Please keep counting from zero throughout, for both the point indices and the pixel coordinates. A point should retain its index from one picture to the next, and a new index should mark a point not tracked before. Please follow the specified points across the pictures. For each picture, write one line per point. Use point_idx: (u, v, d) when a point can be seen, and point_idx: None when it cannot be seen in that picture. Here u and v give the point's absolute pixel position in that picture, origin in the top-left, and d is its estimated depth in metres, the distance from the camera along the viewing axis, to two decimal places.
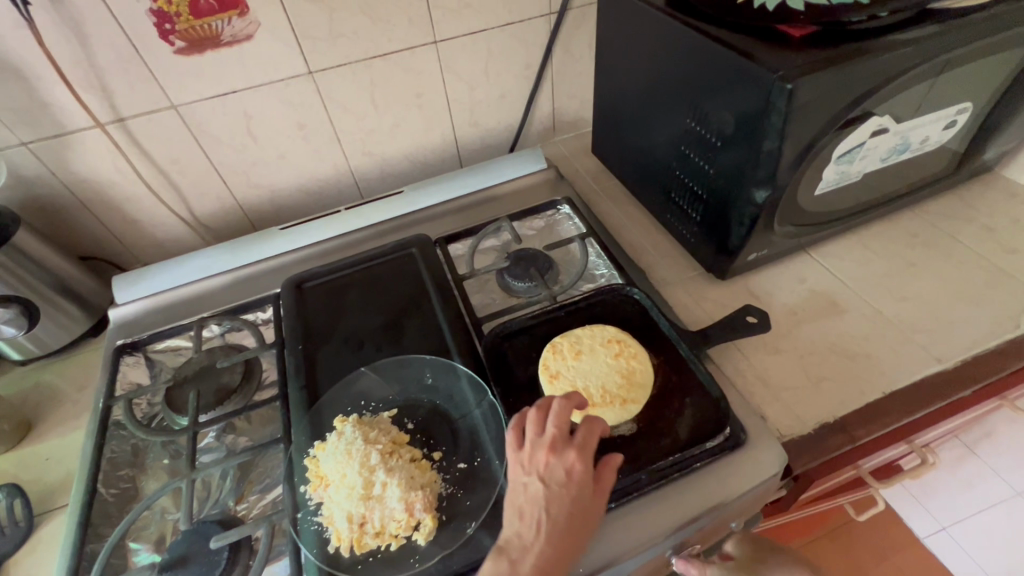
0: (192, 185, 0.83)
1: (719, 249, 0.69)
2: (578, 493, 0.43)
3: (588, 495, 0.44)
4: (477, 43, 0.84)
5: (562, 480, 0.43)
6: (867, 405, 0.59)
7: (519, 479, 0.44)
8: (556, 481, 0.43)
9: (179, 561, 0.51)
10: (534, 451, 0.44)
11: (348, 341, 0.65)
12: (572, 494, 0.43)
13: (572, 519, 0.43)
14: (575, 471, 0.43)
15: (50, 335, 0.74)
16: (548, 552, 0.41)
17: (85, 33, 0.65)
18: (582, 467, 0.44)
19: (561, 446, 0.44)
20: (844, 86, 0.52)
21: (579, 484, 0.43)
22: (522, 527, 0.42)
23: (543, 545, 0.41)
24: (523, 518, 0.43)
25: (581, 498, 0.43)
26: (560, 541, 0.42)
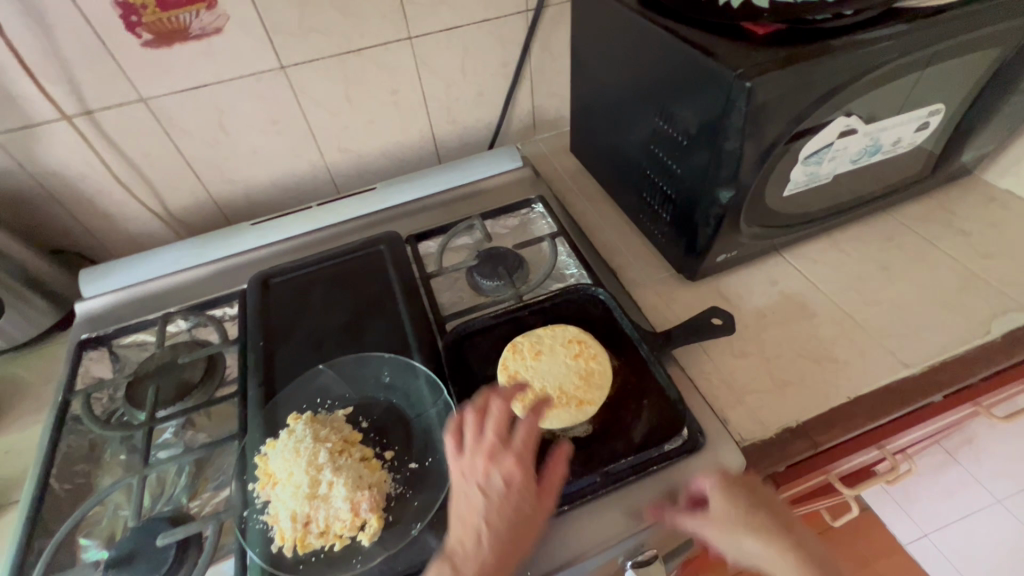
0: (163, 178, 0.82)
1: (688, 251, 0.68)
2: (518, 498, 0.44)
3: (529, 500, 0.44)
4: (453, 39, 0.84)
5: (502, 489, 0.43)
6: (831, 410, 0.58)
7: (458, 487, 0.45)
8: (495, 491, 0.43)
9: (126, 559, 0.50)
10: (474, 458, 0.45)
11: (310, 339, 0.64)
12: (513, 502, 0.43)
13: (513, 527, 0.43)
14: (515, 478, 0.44)
15: (16, 328, 0.74)
16: (490, 558, 0.42)
17: (50, 25, 0.65)
18: (523, 471, 0.44)
19: (500, 452, 0.45)
20: (805, 85, 0.51)
21: (521, 489, 0.44)
22: (465, 533, 0.43)
23: (486, 553, 0.42)
24: (467, 526, 0.43)
25: (522, 504, 0.44)
26: (504, 547, 0.42)
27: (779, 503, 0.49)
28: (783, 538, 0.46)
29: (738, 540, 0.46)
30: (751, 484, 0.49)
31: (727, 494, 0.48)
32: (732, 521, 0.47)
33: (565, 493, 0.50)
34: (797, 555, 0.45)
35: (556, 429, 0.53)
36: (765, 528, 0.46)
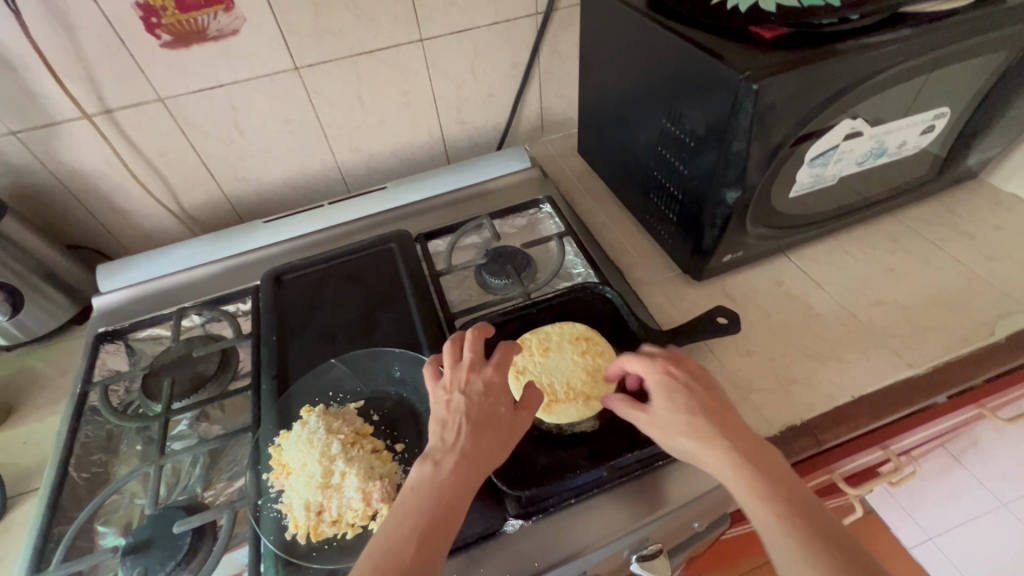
0: (179, 176, 0.84)
1: (694, 251, 0.69)
2: (495, 401, 0.46)
3: (506, 405, 0.46)
4: (464, 42, 0.85)
5: (481, 391, 0.46)
6: (835, 409, 0.59)
7: (436, 399, 0.47)
8: (474, 393, 0.46)
9: (142, 546, 0.52)
10: (454, 372, 0.48)
11: (322, 334, 0.65)
12: (492, 402, 0.46)
13: (490, 427, 0.45)
14: (493, 382, 0.47)
15: (35, 322, 0.75)
16: (471, 449, 0.43)
17: (72, 25, 0.67)
18: (500, 381, 0.47)
19: (478, 365, 0.48)
20: (810, 88, 0.51)
21: (498, 393, 0.47)
22: (444, 431, 0.44)
23: (466, 444, 0.43)
24: (446, 426, 0.44)
25: (500, 406, 0.46)
26: (482, 443, 0.44)
27: (728, 405, 0.48)
28: (717, 433, 0.45)
29: (673, 436, 0.46)
30: (702, 383, 0.49)
31: (668, 389, 0.48)
32: (671, 414, 0.47)
33: (573, 487, 0.51)
34: (732, 453, 0.43)
35: (563, 424, 0.54)
36: (703, 430, 0.45)
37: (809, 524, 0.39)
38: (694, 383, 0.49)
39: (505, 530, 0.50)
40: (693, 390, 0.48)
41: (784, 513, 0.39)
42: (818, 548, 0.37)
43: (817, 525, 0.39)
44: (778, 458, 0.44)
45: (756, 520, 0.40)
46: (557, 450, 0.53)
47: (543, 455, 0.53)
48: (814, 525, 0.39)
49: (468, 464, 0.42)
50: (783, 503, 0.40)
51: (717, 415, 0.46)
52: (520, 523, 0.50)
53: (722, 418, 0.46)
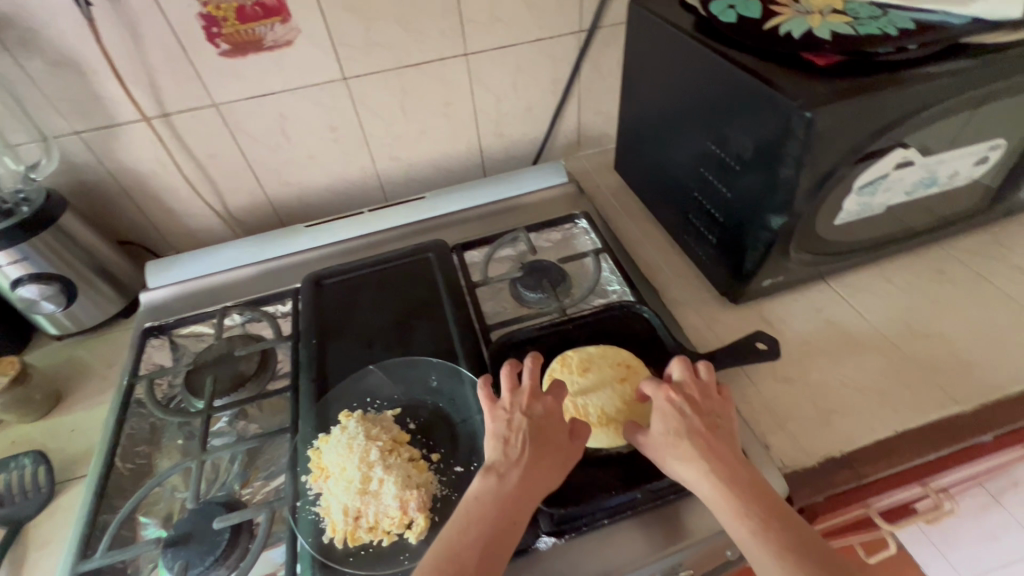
0: (226, 179, 0.86)
1: (733, 274, 0.68)
2: (556, 425, 0.48)
3: (566, 428, 0.48)
4: (507, 57, 0.86)
5: (543, 414, 0.48)
6: (876, 443, 0.57)
7: (498, 417, 0.49)
8: (536, 416, 0.48)
9: (183, 539, 0.53)
10: (516, 393, 0.49)
11: (360, 339, 0.67)
12: (553, 425, 0.48)
13: (551, 450, 0.47)
14: (554, 406, 0.49)
15: (85, 313, 0.78)
16: (533, 468, 0.46)
17: (139, 34, 0.70)
18: (558, 407, 0.49)
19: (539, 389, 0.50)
20: (863, 118, 0.51)
21: (559, 416, 0.49)
22: (507, 448, 0.46)
23: (528, 464, 0.45)
24: (509, 443, 0.47)
25: (561, 428, 0.48)
26: (543, 464, 0.46)
27: (720, 425, 0.49)
28: (700, 454, 0.47)
29: (664, 458, 0.48)
30: (699, 406, 0.50)
31: (660, 413, 0.50)
32: (663, 436, 0.49)
33: (607, 507, 0.51)
34: (711, 474, 0.46)
35: (592, 447, 0.54)
36: (688, 451, 0.47)
37: (793, 544, 0.41)
38: (692, 407, 0.50)
39: (538, 547, 0.50)
40: (687, 414, 0.49)
41: (761, 530, 0.42)
42: (795, 565, 0.40)
43: (803, 544, 0.42)
44: (758, 476, 0.46)
45: (737, 536, 0.43)
46: (591, 469, 0.53)
47: (578, 473, 0.53)
48: (796, 541, 0.42)
49: (529, 484, 0.45)
50: (759, 521, 0.43)
51: (707, 440, 0.47)
52: (553, 541, 0.50)
53: (712, 440, 0.48)
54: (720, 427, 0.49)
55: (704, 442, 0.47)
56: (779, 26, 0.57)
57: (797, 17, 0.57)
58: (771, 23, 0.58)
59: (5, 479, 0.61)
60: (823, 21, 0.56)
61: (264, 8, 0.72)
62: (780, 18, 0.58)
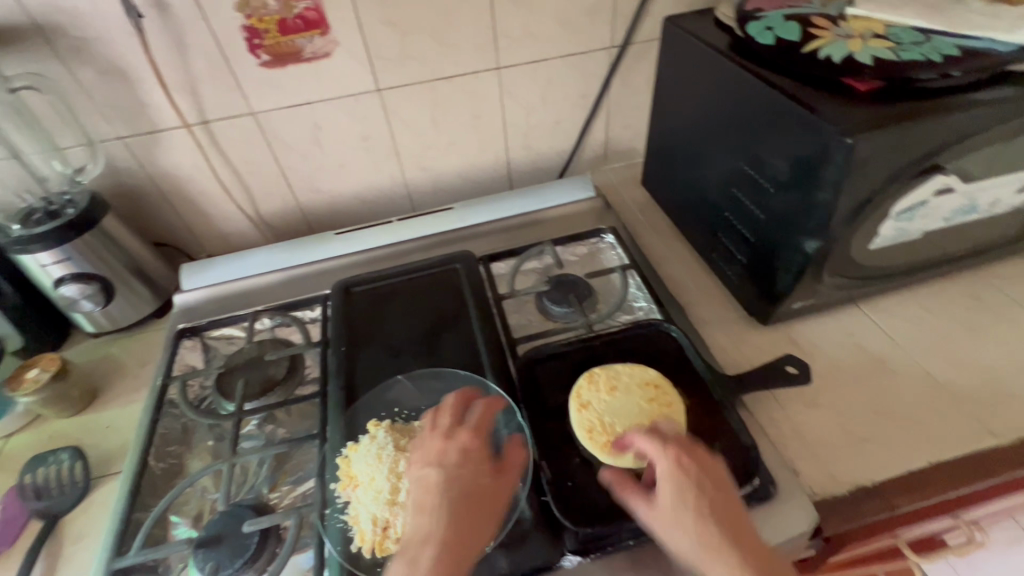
0: (260, 185, 0.88)
1: (764, 295, 0.68)
2: (472, 469, 0.47)
3: (483, 475, 0.47)
4: (539, 71, 0.87)
5: (457, 462, 0.47)
6: (909, 473, 0.56)
7: (416, 475, 0.47)
8: (449, 466, 0.47)
9: (213, 541, 0.54)
10: (432, 443, 0.49)
11: (388, 349, 0.67)
12: (468, 472, 0.47)
13: (472, 497, 0.45)
14: (469, 452, 0.48)
15: (121, 312, 0.81)
16: (448, 529, 0.43)
17: (185, 44, 0.72)
18: (473, 451, 0.48)
19: (453, 436, 0.50)
20: (904, 145, 0.51)
21: (475, 462, 0.48)
22: (421, 509, 0.44)
23: (441, 527, 0.43)
24: (422, 505, 0.44)
25: (478, 475, 0.47)
26: (465, 513, 0.44)
27: (735, 503, 0.44)
28: (721, 540, 0.41)
29: (680, 540, 0.42)
30: (711, 477, 0.45)
31: (668, 481, 0.45)
32: (674, 512, 0.43)
33: (634, 528, 0.50)
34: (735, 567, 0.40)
35: (621, 466, 0.53)
36: (708, 536, 0.41)
37: None
38: (702, 477, 0.45)
39: (563, 564, 0.50)
40: (700, 487, 0.44)
41: None
42: None
43: None
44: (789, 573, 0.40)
45: None
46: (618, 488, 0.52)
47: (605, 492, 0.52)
48: None
49: (447, 549, 0.42)
50: None
51: (725, 521, 0.42)
52: (578, 559, 0.50)
53: (732, 522, 0.42)
54: (735, 505, 0.44)
55: (723, 524, 0.42)
56: (818, 50, 0.57)
57: (837, 40, 0.57)
58: (810, 46, 0.58)
59: (45, 473, 0.63)
60: (864, 45, 0.56)
61: (305, 21, 0.73)
62: (819, 42, 0.58)
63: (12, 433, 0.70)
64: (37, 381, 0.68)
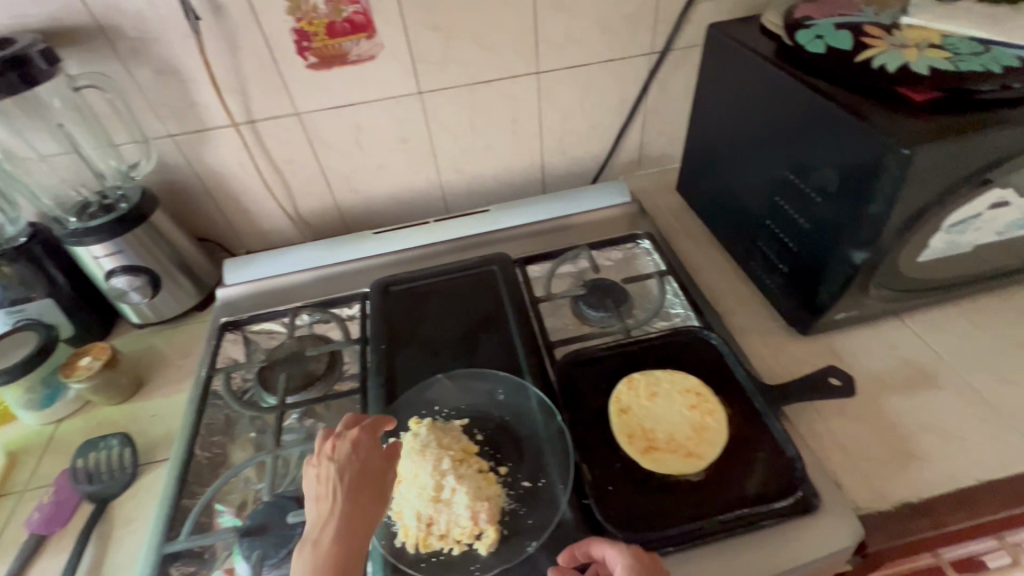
0: (300, 184, 0.90)
1: (805, 305, 0.67)
2: (364, 456, 0.47)
3: (375, 459, 0.47)
4: (577, 76, 0.88)
5: (348, 452, 0.47)
6: (957, 491, 0.55)
7: (311, 474, 0.46)
8: (342, 459, 0.46)
9: (259, 530, 0.55)
10: (324, 442, 0.48)
11: (427, 348, 0.68)
12: (362, 459, 0.47)
13: (367, 481, 0.46)
14: (360, 442, 0.48)
15: (165, 305, 0.83)
16: (347, 514, 0.44)
17: (237, 46, 0.74)
18: (367, 441, 0.48)
19: (342, 432, 0.49)
20: (961, 158, 0.50)
21: (368, 448, 0.48)
22: (320, 502, 0.44)
23: (341, 514, 0.43)
24: (321, 497, 0.45)
25: (372, 461, 0.47)
26: (360, 497, 0.45)
27: None
28: None
29: None
30: None
31: None
32: None
33: (674, 534, 0.50)
34: None
35: (663, 473, 0.53)
36: None
37: None
38: None
39: None
40: None
41: None
42: None
43: None
44: None
45: None
46: (658, 495, 0.52)
47: (646, 497, 0.52)
48: None
49: (349, 531, 0.43)
50: None
51: None
52: None
53: None
54: None
55: None
56: (872, 59, 0.56)
57: (892, 50, 0.57)
58: (863, 56, 0.57)
59: (96, 457, 0.65)
60: (920, 55, 0.55)
61: (353, 24, 0.75)
62: (873, 51, 0.57)
63: (63, 418, 0.73)
64: (91, 368, 0.71)
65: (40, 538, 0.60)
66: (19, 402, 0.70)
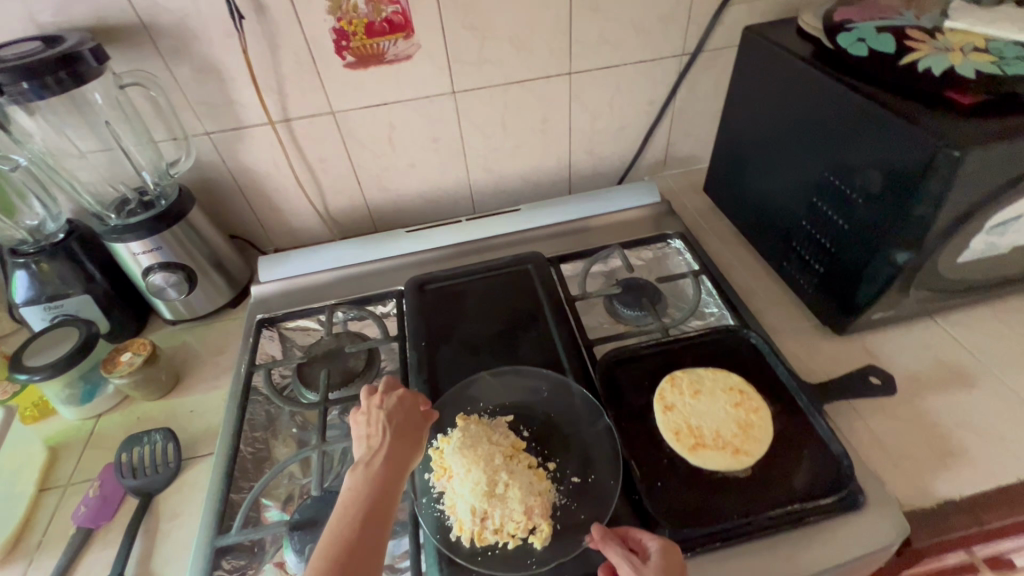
0: (331, 183, 0.91)
1: (841, 305, 0.68)
2: (410, 407, 0.50)
3: (417, 412, 0.50)
4: (608, 77, 0.88)
5: (394, 402, 0.50)
6: (997, 488, 0.56)
7: (358, 419, 0.49)
8: (389, 405, 0.49)
9: (308, 524, 0.56)
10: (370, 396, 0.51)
11: (467, 345, 0.69)
12: (406, 408, 0.50)
13: (412, 428, 0.48)
14: (405, 395, 0.51)
15: (199, 302, 0.83)
16: (393, 449, 0.46)
17: (277, 45, 0.74)
18: (411, 396, 0.51)
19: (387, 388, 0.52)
20: (1009, 162, 0.51)
21: (411, 401, 0.50)
22: (367, 439, 0.46)
23: (388, 446, 0.45)
24: (369, 435, 0.47)
25: (415, 413, 0.50)
26: (405, 438, 0.47)
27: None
28: None
29: None
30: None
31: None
32: None
33: (724, 529, 0.51)
34: None
35: (712, 469, 0.54)
36: None
37: None
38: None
39: None
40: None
41: None
42: None
43: None
44: None
45: None
46: (707, 492, 0.53)
47: (695, 493, 0.53)
48: None
49: (394, 463, 0.44)
50: None
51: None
52: None
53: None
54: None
55: None
56: (917, 63, 0.57)
57: (935, 54, 0.57)
58: (907, 59, 0.58)
59: (139, 452, 0.66)
60: (965, 59, 0.56)
61: (392, 24, 0.76)
62: (917, 55, 0.58)
63: (102, 413, 0.73)
64: (131, 364, 0.71)
65: (87, 531, 0.61)
66: (59, 396, 0.70)
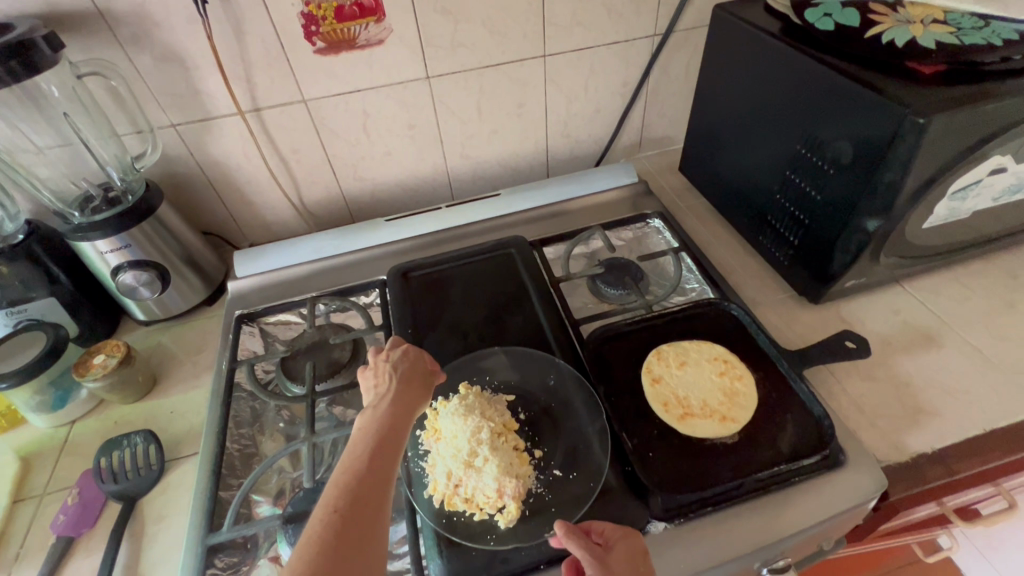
0: (306, 173, 0.89)
1: (816, 275, 0.70)
2: (416, 360, 0.49)
3: (425, 362, 0.49)
4: (583, 59, 0.88)
5: (401, 355, 0.49)
6: (966, 440, 0.59)
7: (366, 373, 0.48)
8: (395, 358, 0.49)
9: (302, 516, 0.56)
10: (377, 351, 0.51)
11: (454, 330, 0.69)
12: (412, 361, 0.49)
13: (419, 377, 0.48)
14: (411, 348, 0.50)
15: (173, 301, 0.81)
16: (401, 393, 0.45)
17: (243, 31, 0.72)
18: (418, 349, 0.50)
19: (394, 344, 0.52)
20: (969, 128, 0.53)
21: (417, 354, 0.50)
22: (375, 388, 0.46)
23: (396, 391, 0.45)
24: (377, 385, 0.46)
25: (422, 365, 0.49)
26: (413, 386, 0.46)
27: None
28: None
29: None
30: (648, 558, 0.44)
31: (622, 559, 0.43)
32: None
33: (710, 496, 0.52)
34: None
35: (701, 436, 0.56)
36: None
37: None
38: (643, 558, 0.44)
39: (649, 529, 0.52)
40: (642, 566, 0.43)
41: None
42: None
43: None
44: None
45: None
46: (696, 461, 0.54)
47: (683, 461, 0.54)
48: None
49: (403, 406, 0.44)
50: None
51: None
52: (663, 525, 0.52)
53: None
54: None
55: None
56: (881, 35, 0.60)
57: (898, 26, 0.60)
58: (871, 32, 0.60)
59: (120, 456, 0.64)
60: (926, 30, 0.59)
61: (362, 8, 0.74)
62: (881, 27, 0.60)
63: (76, 419, 0.71)
64: (106, 366, 0.68)
65: (68, 540, 0.59)
66: (28, 405, 0.67)
